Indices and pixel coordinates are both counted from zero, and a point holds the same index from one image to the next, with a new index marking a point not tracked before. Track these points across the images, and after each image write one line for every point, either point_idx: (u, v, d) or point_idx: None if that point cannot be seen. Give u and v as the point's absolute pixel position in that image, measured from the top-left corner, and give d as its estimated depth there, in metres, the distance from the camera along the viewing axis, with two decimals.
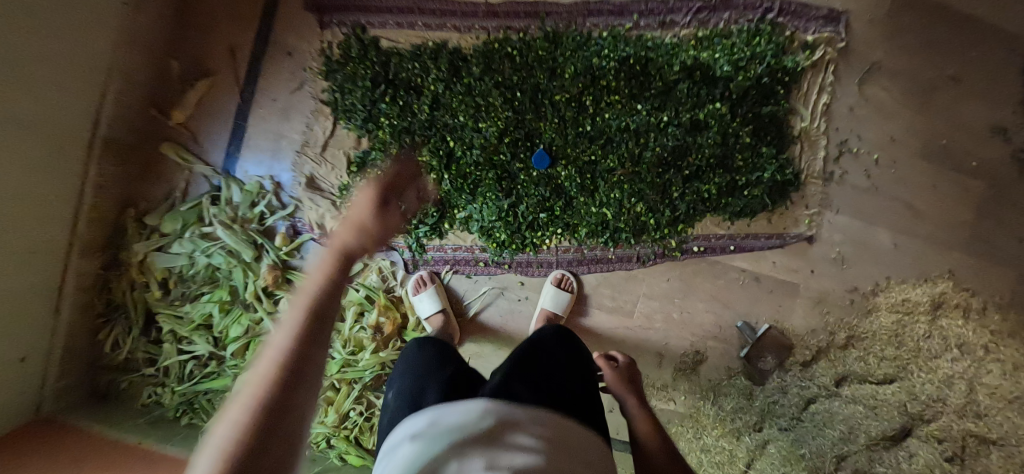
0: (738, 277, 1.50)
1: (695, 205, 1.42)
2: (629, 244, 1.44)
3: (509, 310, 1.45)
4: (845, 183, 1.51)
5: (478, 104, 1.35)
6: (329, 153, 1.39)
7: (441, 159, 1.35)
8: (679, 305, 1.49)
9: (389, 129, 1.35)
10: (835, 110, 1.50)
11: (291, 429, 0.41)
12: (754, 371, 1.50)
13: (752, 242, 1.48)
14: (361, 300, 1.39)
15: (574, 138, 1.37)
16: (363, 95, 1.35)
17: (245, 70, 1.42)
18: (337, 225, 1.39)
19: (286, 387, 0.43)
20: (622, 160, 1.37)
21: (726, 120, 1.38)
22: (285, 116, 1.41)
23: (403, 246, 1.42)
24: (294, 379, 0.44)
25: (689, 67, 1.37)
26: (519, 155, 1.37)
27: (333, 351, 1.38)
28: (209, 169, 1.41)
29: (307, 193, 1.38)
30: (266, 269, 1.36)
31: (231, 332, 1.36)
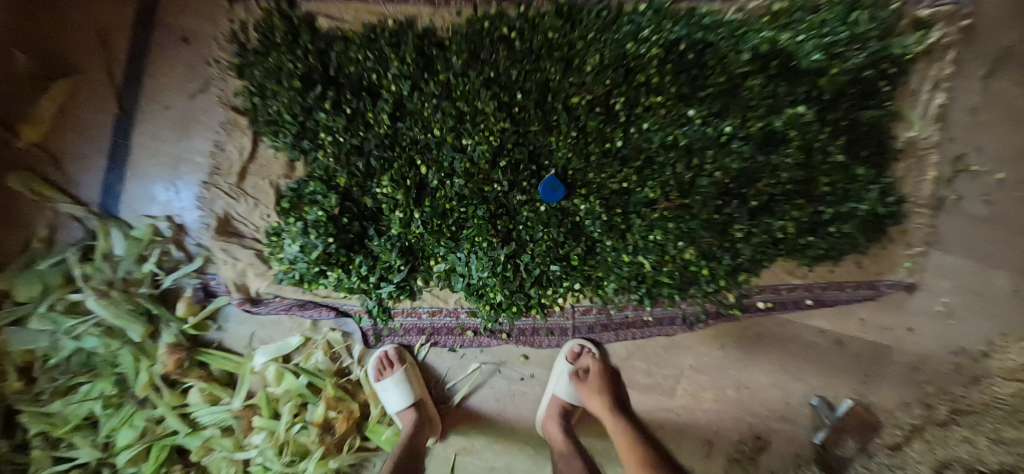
0: (814, 340, 1.12)
1: (764, 248, 1.02)
2: (673, 302, 1.05)
3: (509, 392, 1.06)
4: (959, 212, 1.12)
5: (461, 111, 0.93)
6: (249, 183, 0.98)
7: (407, 193, 0.94)
8: (737, 379, 1.11)
9: (331, 148, 0.93)
10: (951, 114, 1.10)
11: None
12: (831, 460, 1.15)
13: (835, 294, 1.10)
14: (301, 391, 0.99)
15: (598, 159, 0.96)
16: (290, 99, 0.91)
17: (126, 63, 0.98)
18: (265, 284, 0.99)
19: None
20: (667, 189, 0.96)
21: (812, 131, 0.97)
22: (183, 129, 0.98)
23: (359, 311, 1.01)
24: None
25: (763, 55, 0.95)
26: (521, 184, 0.96)
27: (264, 463, 0.98)
28: (79, 210, 0.99)
29: (219, 242, 0.97)
30: (165, 351, 0.97)
31: (123, 436, 0.98)
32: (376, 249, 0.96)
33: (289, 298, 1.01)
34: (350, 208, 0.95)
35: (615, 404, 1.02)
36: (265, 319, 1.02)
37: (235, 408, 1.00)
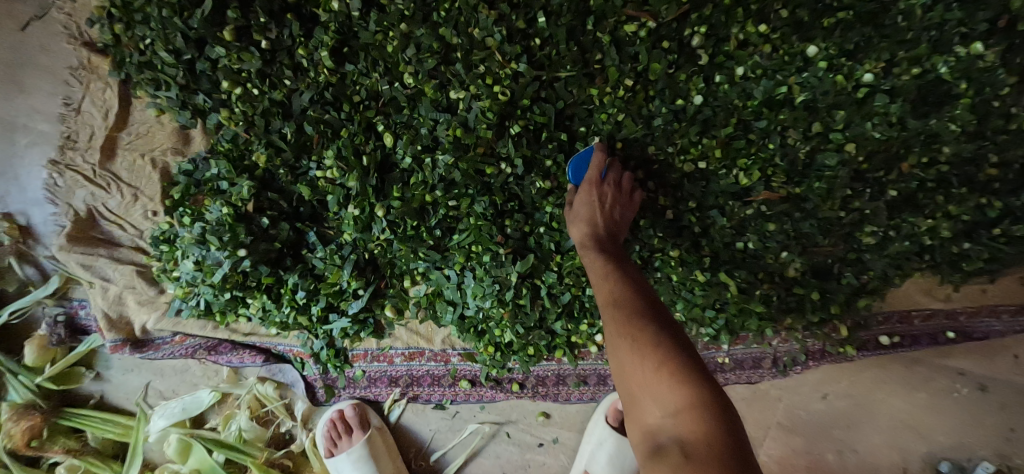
0: (952, 386, 0.79)
1: (905, 260, 0.69)
2: (760, 338, 0.73)
3: (521, 463, 0.73)
4: None
5: (447, 44, 0.57)
6: (121, 164, 0.63)
7: (364, 176, 0.59)
8: (839, 438, 0.80)
9: (240, 107, 0.58)
10: None
11: None
12: None
13: (993, 324, 0.76)
14: (215, 471, 0.67)
15: (662, 125, 0.62)
16: (161, 22, 0.55)
17: None
18: (154, 318, 0.65)
19: None
20: (770, 172, 0.62)
21: None
22: (14, 80, 0.63)
23: (300, 354, 0.68)
24: None
25: None
26: (543, 163, 0.61)
27: None
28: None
29: (73, 256, 0.63)
30: (10, 416, 0.65)
31: None
32: (319, 264, 0.63)
33: (193, 337, 0.67)
34: (277, 201, 0.61)
35: (604, 232, 0.54)
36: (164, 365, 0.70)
37: None
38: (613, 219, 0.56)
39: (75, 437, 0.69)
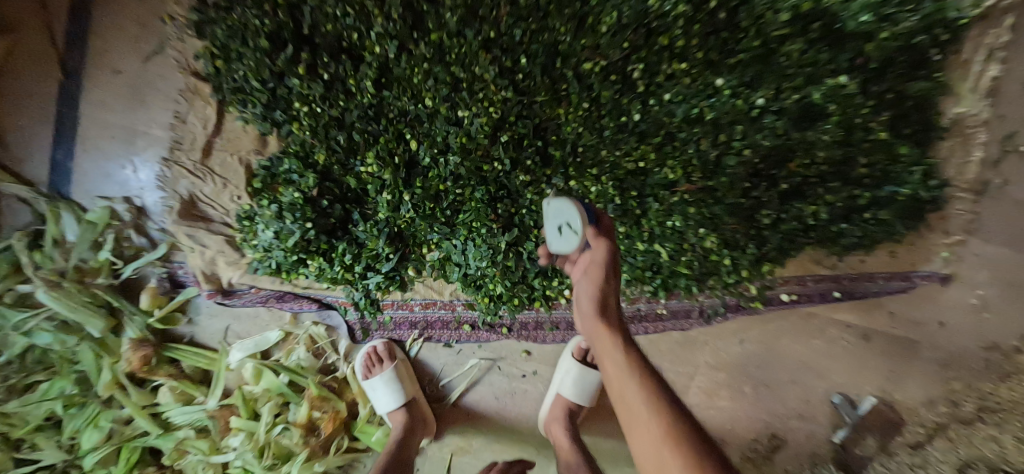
0: (840, 335, 1.03)
1: (792, 236, 0.93)
2: (689, 295, 0.97)
3: (509, 390, 0.97)
4: (1005, 197, 1.02)
5: (458, 78, 0.81)
6: (216, 161, 0.86)
7: (395, 171, 0.83)
8: (754, 376, 1.03)
9: (307, 120, 0.81)
10: (1006, 86, 0.98)
11: None
12: (851, 460, 1.08)
13: (867, 285, 1.01)
14: (281, 390, 0.90)
15: (612, 135, 0.85)
16: (257, 62, 0.78)
17: (70, 20, 0.85)
18: (239, 274, 0.89)
19: None
20: (687, 169, 0.86)
21: (856, 105, 0.85)
22: (137, 98, 0.86)
23: (345, 303, 0.92)
24: None
25: (806, 15, 0.82)
26: (525, 161, 0.84)
27: (244, 467, 0.90)
28: (23, 190, 0.87)
29: (183, 229, 0.86)
30: (130, 347, 0.87)
31: (88, 440, 0.90)
32: (361, 234, 0.86)
33: (266, 289, 0.91)
34: (332, 189, 0.85)
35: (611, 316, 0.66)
36: (240, 312, 0.92)
37: (211, 408, 0.91)
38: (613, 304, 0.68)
39: (173, 366, 0.92)
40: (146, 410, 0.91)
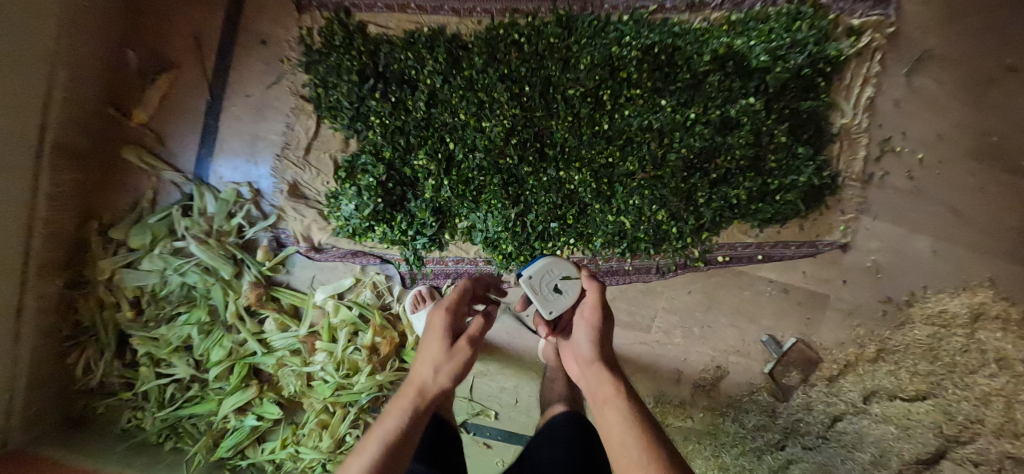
0: (765, 288, 1.38)
1: (722, 211, 1.28)
2: (648, 255, 1.33)
3: (515, 327, 1.35)
4: (886, 185, 1.37)
5: (483, 100, 1.19)
6: (313, 157, 1.24)
7: (439, 164, 1.20)
8: (701, 319, 1.38)
9: (380, 129, 1.19)
10: (879, 104, 1.35)
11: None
12: (778, 387, 1.41)
13: (783, 250, 1.36)
14: (354, 320, 1.26)
15: (589, 139, 1.22)
16: (349, 90, 1.18)
17: (215, 59, 1.25)
18: (326, 237, 1.26)
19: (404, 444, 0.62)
20: (643, 163, 1.22)
21: (759, 117, 1.22)
22: (260, 113, 1.25)
23: (398, 259, 1.29)
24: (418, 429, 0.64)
25: (721, 57, 1.20)
26: (529, 157, 1.21)
27: (326, 375, 1.25)
28: (179, 176, 1.26)
29: (290, 203, 1.24)
30: (249, 287, 1.23)
31: (214, 356, 1.25)
32: (413, 208, 1.23)
33: (344, 248, 1.28)
34: (394, 175, 1.22)
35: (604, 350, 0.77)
36: (323, 265, 1.28)
37: (302, 334, 1.26)
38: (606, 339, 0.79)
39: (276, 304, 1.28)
40: (255, 335, 1.26)
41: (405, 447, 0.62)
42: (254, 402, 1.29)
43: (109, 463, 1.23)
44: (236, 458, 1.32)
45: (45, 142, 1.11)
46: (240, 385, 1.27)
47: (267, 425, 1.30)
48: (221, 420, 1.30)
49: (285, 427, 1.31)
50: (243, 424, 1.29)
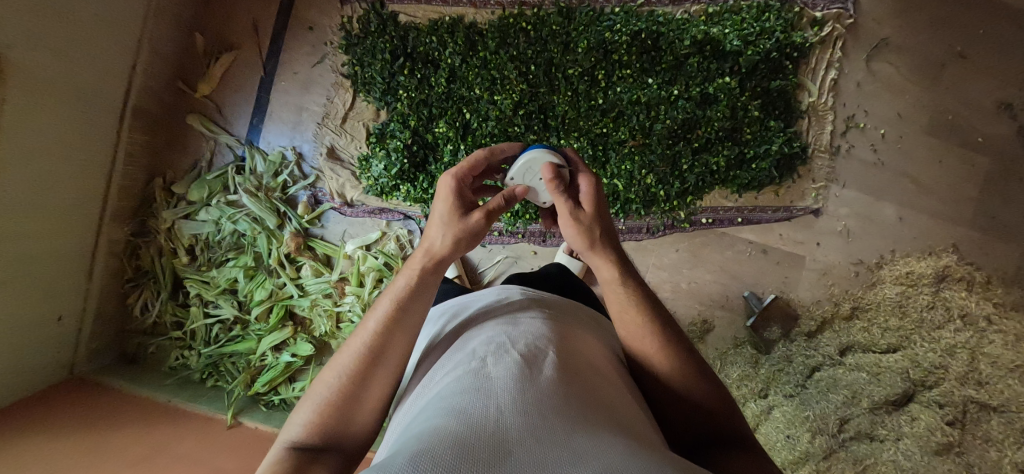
0: (745, 248, 1.57)
1: (704, 177, 1.45)
2: (640, 215, 1.53)
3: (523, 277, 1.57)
4: (852, 157, 1.50)
5: (494, 77, 1.39)
6: (348, 125, 1.54)
7: (457, 131, 1.40)
8: (687, 275, 1.61)
9: (406, 101, 1.43)
10: (842, 86, 1.48)
11: (385, 357, 0.60)
12: (760, 340, 1.55)
13: (760, 214, 1.55)
14: (379, 267, 1.51)
15: (586, 111, 1.40)
16: (382, 68, 1.43)
17: (269, 44, 1.56)
18: (357, 194, 1.56)
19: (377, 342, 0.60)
20: (633, 132, 1.40)
21: (735, 94, 1.37)
22: (306, 88, 1.56)
23: (418, 216, 1.53)
24: (395, 321, 0.62)
25: (700, 42, 1.37)
26: (534, 127, 1.40)
27: (353, 316, 1.52)
28: (233, 139, 1.61)
29: (328, 163, 1.55)
30: (290, 236, 1.55)
31: (258, 296, 1.55)
32: (434, 170, 1.44)
33: (372, 205, 1.56)
34: (418, 140, 1.44)
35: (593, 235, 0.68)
36: (354, 220, 1.58)
37: (333, 279, 1.55)
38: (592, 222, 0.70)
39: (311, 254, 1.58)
40: (293, 279, 1.57)
41: (412, 313, 0.63)
42: (290, 341, 1.56)
43: (161, 391, 1.48)
44: (270, 394, 1.54)
45: (127, 108, 1.46)
46: (278, 325, 1.56)
47: (300, 363, 1.55)
48: (258, 358, 1.56)
49: (315, 366, 1.56)
50: (278, 361, 1.54)
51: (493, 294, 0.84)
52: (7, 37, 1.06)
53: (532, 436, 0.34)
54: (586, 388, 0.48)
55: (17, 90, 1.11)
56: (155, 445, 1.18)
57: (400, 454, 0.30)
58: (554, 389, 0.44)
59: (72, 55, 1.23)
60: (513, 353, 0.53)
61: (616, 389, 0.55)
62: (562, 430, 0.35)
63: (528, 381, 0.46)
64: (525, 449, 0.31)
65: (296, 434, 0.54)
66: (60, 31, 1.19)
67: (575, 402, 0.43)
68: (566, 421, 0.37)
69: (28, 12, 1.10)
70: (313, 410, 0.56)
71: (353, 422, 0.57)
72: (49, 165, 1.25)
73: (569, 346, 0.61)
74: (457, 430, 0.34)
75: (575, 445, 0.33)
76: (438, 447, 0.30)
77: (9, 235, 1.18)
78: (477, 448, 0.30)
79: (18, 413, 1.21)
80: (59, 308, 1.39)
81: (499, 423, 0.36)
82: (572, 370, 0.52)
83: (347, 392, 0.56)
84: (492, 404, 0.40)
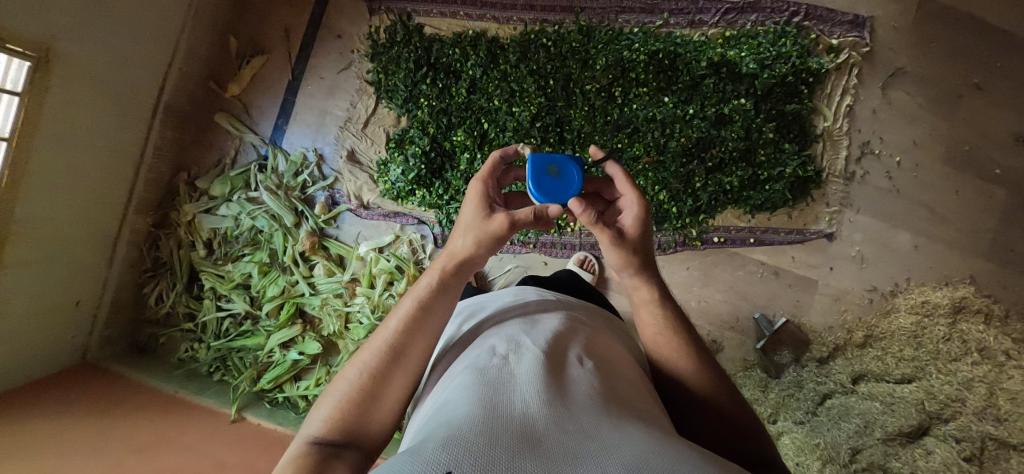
0: (757, 269, 1.56)
1: (717, 196, 1.45)
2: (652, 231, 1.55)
3: None
4: (866, 183, 1.49)
5: (514, 90, 1.43)
6: (369, 130, 1.59)
7: (474, 140, 1.44)
8: (697, 294, 1.60)
9: (427, 109, 1.47)
10: (858, 112, 1.48)
11: (405, 356, 0.61)
12: (771, 364, 1.52)
13: (772, 236, 1.54)
14: (391, 270, 1.54)
15: (602, 126, 1.42)
16: (406, 76, 1.48)
17: (298, 50, 1.63)
18: (374, 197, 1.60)
19: (399, 338, 0.61)
20: (648, 148, 1.42)
21: (750, 115, 1.37)
22: (331, 93, 1.62)
23: (433, 221, 1.57)
24: (416, 321, 0.63)
25: (716, 63, 1.38)
26: (549, 140, 1.43)
27: (362, 318, 1.53)
28: (257, 139, 1.67)
29: (347, 166, 1.60)
30: (305, 235, 1.59)
31: (270, 292, 1.59)
32: (450, 177, 1.48)
33: (388, 209, 1.60)
34: (436, 147, 1.47)
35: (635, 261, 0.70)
36: (368, 222, 1.62)
37: (344, 280, 1.57)
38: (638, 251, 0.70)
39: (325, 254, 1.62)
40: (305, 277, 1.60)
41: (431, 314, 0.65)
42: (297, 340, 1.58)
43: (168, 382, 1.49)
44: (275, 391, 1.55)
45: (159, 105, 1.51)
46: (287, 323, 1.59)
47: (306, 361, 1.56)
48: (266, 354, 1.58)
49: (320, 366, 1.56)
50: (285, 359, 1.55)
51: (509, 294, 0.85)
52: (55, 29, 1.13)
53: (557, 428, 0.35)
54: (606, 387, 0.50)
55: (59, 81, 1.17)
56: (158, 434, 1.18)
57: (430, 442, 0.32)
58: (577, 388, 0.46)
59: (115, 53, 1.30)
60: (533, 350, 0.55)
61: (634, 387, 0.56)
62: (586, 423, 0.37)
63: (549, 376, 0.47)
64: (554, 439, 0.33)
65: (316, 429, 0.55)
66: (106, 30, 1.26)
67: (596, 398, 0.44)
68: (588, 415, 0.39)
69: (75, 11, 1.17)
70: (332, 406, 0.57)
71: (371, 419, 0.58)
72: (83, 155, 1.30)
73: (588, 346, 0.62)
74: (485, 420, 0.36)
75: (600, 436, 0.34)
76: (468, 436, 0.32)
77: (36, 219, 1.22)
78: (507, 437, 0.32)
79: (29, 394, 1.23)
80: (77, 293, 1.43)
81: (524, 413, 0.38)
82: (591, 368, 0.54)
83: (366, 388, 0.58)
84: (516, 397, 0.42)
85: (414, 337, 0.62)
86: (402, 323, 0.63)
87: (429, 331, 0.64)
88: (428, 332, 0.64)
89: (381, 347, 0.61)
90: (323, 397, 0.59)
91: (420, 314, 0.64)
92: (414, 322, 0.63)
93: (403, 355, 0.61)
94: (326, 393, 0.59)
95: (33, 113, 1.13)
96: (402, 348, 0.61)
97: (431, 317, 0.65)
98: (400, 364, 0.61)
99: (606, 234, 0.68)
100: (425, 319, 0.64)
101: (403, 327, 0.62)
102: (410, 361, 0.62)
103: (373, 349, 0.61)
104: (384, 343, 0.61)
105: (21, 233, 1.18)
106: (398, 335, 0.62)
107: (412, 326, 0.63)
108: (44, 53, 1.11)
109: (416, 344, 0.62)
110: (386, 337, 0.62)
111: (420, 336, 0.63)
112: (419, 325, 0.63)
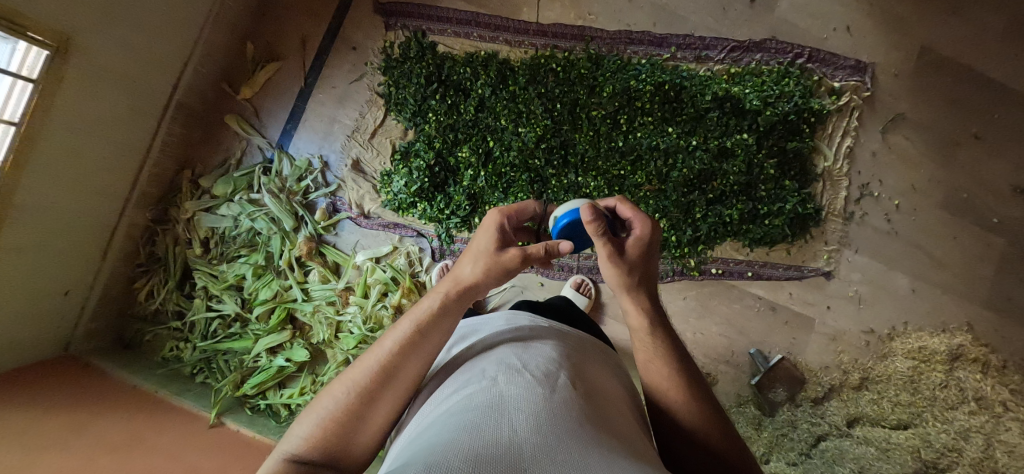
0: (753, 303, 1.56)
1: (716, 227, 1.46)
2: None
3: None
4: (865, 224, 1.50)
5: (521, 111, 1.45)
6: (375, 140, 1.61)
7: (479, 158, 1.46)
8: (694, 325, 1.59)
9: (435, 124, 1.49)
10: (858, 154, 1.51)
11: (396, 378, 0.60)
12: (765, 401, 1.48)
13: (771, 270, 1.54)
14: (386, 280, 1.54)
15: (605, 152, 1.43)
16: (416, 91, 1.51)
17: (312, 59, 1.66)
18: (375, 207, 1.61)
19: (393, 360, 0.60)
20: (650, 177, 1.43)
21: (751, 150, 1.38)
22: (341, 101, 1.65)
23: (432, 235, 1.57)
24: (412, 343, 0.62)
25: (720, 98, 1.39)
26: (553, 162, 1.44)
27: (353, 328, 1.51)
28: (264, 142, 1.69)
29: (352, 174, 1.61)
30: (303, 240, 1.59)
31: (263, 294, 1.58)
32: (452, 192, 1.50)
33: (387, 219, 1.61)
34: (441, 162, 1.49)
35: (634, 279, 0.69)
36: (367, 231, 1.63)
37: (338, 288, 1.57)
38: (644, 266, 0.71)
39: (320, 260, 1.62)
40: (298, 281, 1.59)
41: (428, 337, 0.63)
42: (285, 346, 1.56)
43: (149, 380, 1.46)
44: (257, 397, 1.53)
45: (171, 103, 1.54)
46: (276, 328, 1.57)
47: (292, 368, 1.54)
48: (252, 359, 1.55)
49: (305, 376, 1.54)
50: (271, 364, 1.52)
51: (502, 318, 0.83)
52: (80, 22, 1.16)
53: (545, 456, 0.34)
54: (595, 416, 0.48)
55: (77, 71, 1.20)
56: (131, 434, 1.15)
57: (413, 465, 0.31)
58: (567, 416, 0.44)
59: (135, 50, 1.34)
60: (525, 375, 0.53)
61: (624, 420, 0.54)
62: (575, 453, 0.36)
63: (540, 403, 0.46)
64: (539, 467, 0.32)
65: (296, 445, 0.54)
66: (127, 26, 1.29)
67: (586, 428, 0.43)
68: (578, 445, 0.38)
69: (101, 7, 1.20)
70: (314, 424, 0.56)
71: (356, 441, 0.57)
72: (90, 145, 1.31)
73: (579, 373, 0.60)
74: (473, 445, 0.35)
75: (589, 467, 0.33)
76: (452, 459, 0.31)
77: (34, 206, 1.21)
78: (494, 463, 0.31)
79: (5, 381, 1.20)
80: (68, 283, 1.41)
81: (511, 441, 0.37)
82: (583, 396, 0.52)
83: (353, 409, 0.56)
84: (504, 424, 0.41)
85: (408, 360, 0.61)
86: (397, 345, 0.61)
87: (425, 354, 0.63)
88: (423, 354, 0.62)
89: (372, 366, 0.60)
90: (306, 411, 0.58)
91: (418, 337, 0.62)
92: (411, 345, 0.61)
93: (394, 377, 0.60)
94: (309, 408, 0.58)
95: (47, 101, 1.15)
96: (395, 370, 0.60)
97: (428, 340, 0.63)
98: (391, 386, 0.59)
99: (607, 249, 0.68)
100: (422, 342, 0.62)
101: (398, 349, 0.61)
102: (401, 384, 0.61)
103: (365, 368, 0.59)
104: (377, 364, 0.60)
105: (20, 218, 1.18)
106: (392, 357, 0.60)
107: (408, 348, 0.61)
108: (66, 42, 1.14)
109: (409, 367, 0.61)
110: (380, 356, 0.60)
111: (414, 359, 0.61)
112: (416, 349, 0.62)
